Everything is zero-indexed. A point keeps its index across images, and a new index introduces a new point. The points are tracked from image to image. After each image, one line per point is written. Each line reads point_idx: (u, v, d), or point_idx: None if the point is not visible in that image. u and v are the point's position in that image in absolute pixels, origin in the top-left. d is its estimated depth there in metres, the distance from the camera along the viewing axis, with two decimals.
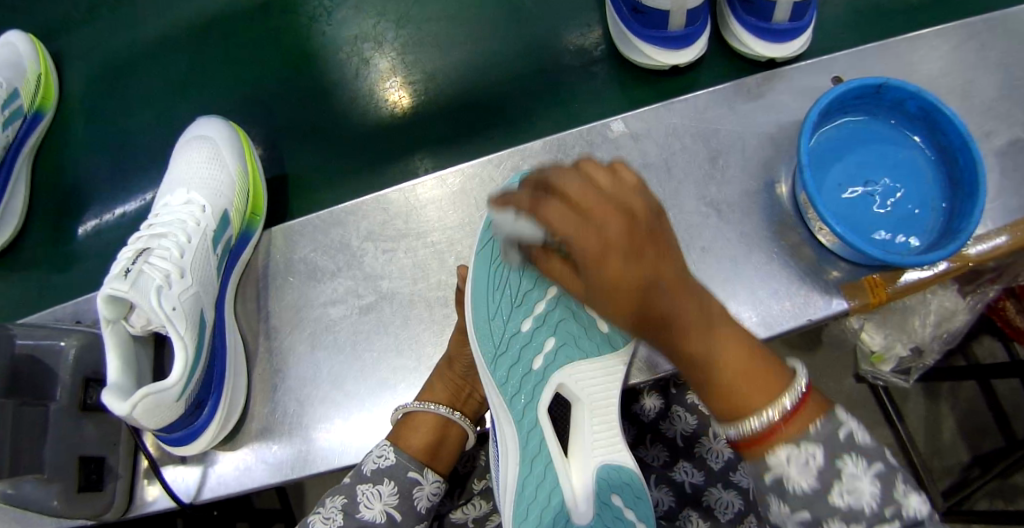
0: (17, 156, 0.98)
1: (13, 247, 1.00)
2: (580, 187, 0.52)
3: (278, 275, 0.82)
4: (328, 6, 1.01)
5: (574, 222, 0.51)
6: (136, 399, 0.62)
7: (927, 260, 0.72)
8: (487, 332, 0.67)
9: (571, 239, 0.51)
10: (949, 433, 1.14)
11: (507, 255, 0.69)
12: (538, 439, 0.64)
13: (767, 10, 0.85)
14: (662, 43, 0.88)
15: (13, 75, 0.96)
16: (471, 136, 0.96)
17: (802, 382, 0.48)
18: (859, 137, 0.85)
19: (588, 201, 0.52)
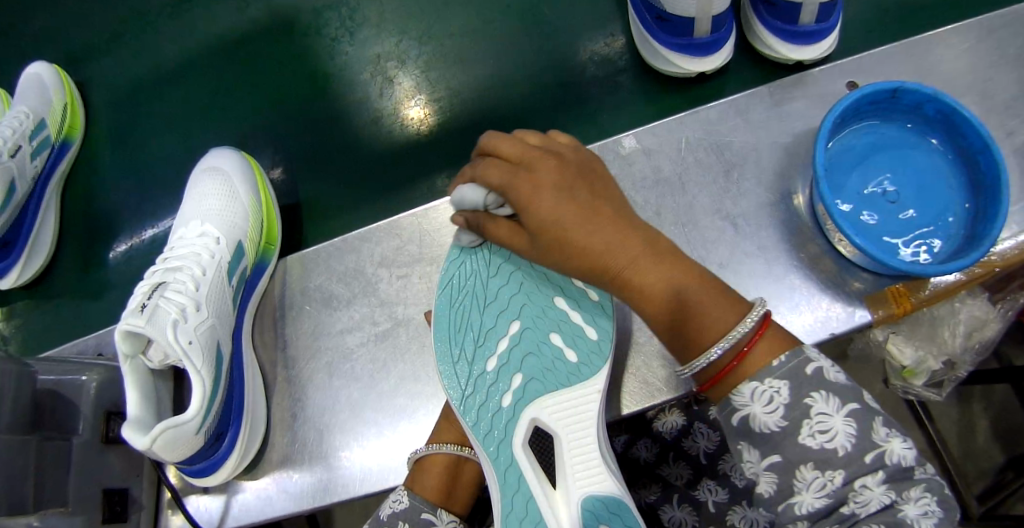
0: (45, 187, 1.00)
1: (41, 281, 1.00)
2: (512, 143, 0.61)
3: (295, 304, 0.82)
4: (349, 26, 1.02)
5: (512, 172, 0.60)
6: (155, 433, 0.63)
7: (951, 269, 0.70)
8: (453, 376, 0.67)
9: (504, 183, 0.59)
10: (983, 436, 1.11)
11: (466, 296, 0.69)
12: (517, 477, 0.62)
13: (794, 13, 0.83)
14: (691, 51, 0.87)
15: (39, 107, 0.97)
16: None
17: (761, 312, 0.55)
18: (878, 143, 0.83)
19: (521, 156, 0.61)
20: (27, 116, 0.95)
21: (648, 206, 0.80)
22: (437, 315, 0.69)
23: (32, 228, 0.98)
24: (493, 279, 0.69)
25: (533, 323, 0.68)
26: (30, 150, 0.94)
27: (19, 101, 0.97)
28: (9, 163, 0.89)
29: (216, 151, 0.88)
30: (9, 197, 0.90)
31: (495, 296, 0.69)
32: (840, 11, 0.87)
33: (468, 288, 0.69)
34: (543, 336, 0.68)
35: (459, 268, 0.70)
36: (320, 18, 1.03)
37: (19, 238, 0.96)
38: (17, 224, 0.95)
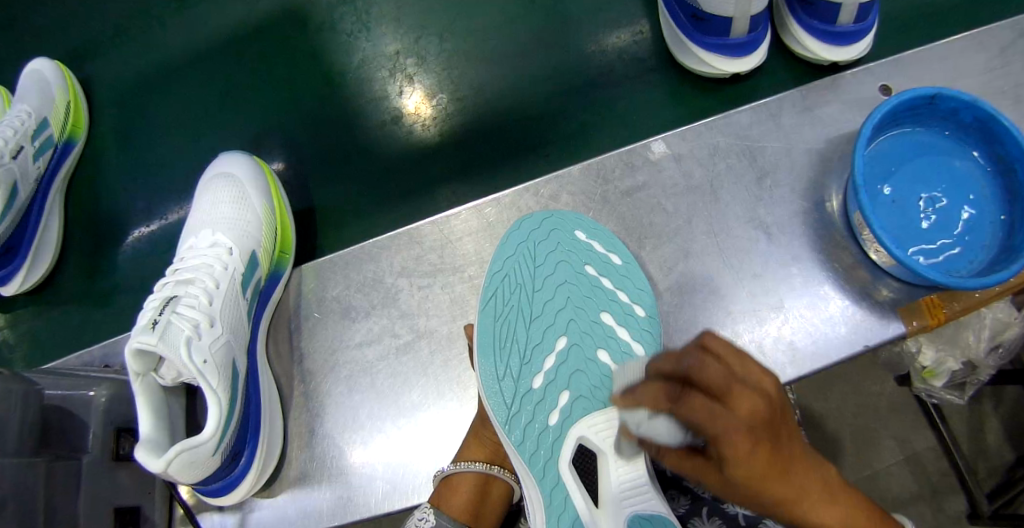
0: (49, 189, 0.96)
1: (45, 288, 0.97)
2: (725, 372, 0.42)
3: (311, 315, 0.79)
4: (366, 22, 0.98)
5: (721, 416, 0.41)
6: (170, 456, 0.60)
7: (991, 282, 0.68)
8: (498, 393, 0.64)
9: (721, 436, 0.41)
10: (995, 434, 1.04)
11: (510, 312, 0.68)
12: (563, 499, 0.58)
13: (831, 13, 0.81)
14: (725, 51, 0.85)
15: (41, 105, 0.93)
16: (523, 152, 0.92)
17: None
18: (913, 148, 0.81)
19: (728, 387, 0.42)
20: (28, 116, 0.91)
21: (678, 213, 0.78)
22: (481, 330, 0.67)
23: (36, 231, 0.94)
24: (538, 294, 0.69)
25: (579, 339, 0.67)
26: (33, 151, 0.91)
27: (22, 99, 0.93)
28: (10, 165, 0.86)
29: (225, 156, 0.84)
30: (12, 201, 0.86)
31: (541, 311, 0.68)
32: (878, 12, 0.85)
33: (512, 303, 0.68)
34: (590, 353, 0.66)
35: (503, 282, 0.68)
36: (335, 14, 0.99)
37: (23, 243, 0.92)
38: (20, 228, 0.92)
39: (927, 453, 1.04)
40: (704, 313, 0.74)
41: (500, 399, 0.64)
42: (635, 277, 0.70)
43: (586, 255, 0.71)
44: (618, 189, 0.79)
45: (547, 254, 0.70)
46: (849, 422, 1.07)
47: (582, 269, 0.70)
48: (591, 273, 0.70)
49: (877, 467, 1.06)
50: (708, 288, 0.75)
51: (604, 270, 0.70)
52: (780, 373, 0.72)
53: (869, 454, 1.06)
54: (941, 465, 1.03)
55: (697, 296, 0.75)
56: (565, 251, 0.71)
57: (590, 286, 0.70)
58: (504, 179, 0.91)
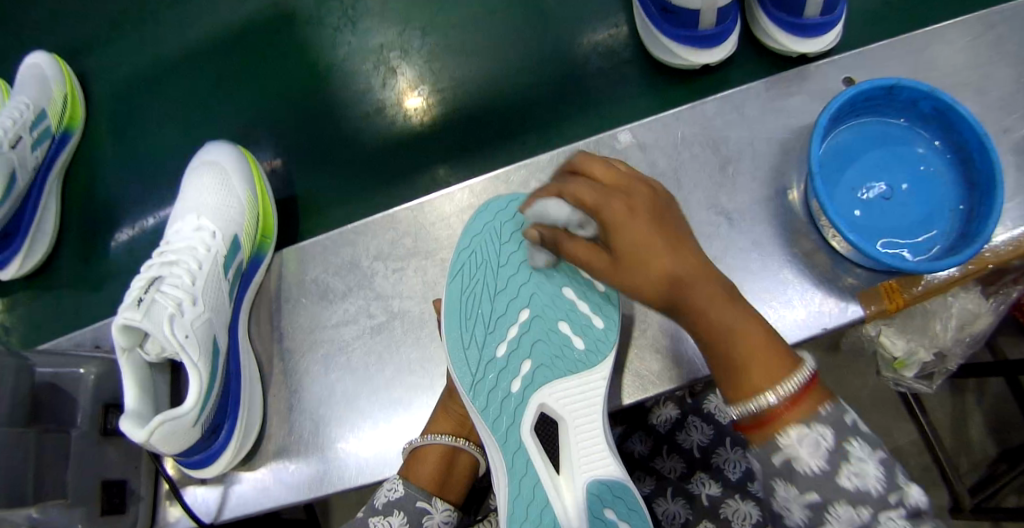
0: (47, 179, 0.99)
1: (42, 273, 1.00)
2: (608, 166, 0.59)
3: (290, 298, 0.83)
4: (352, 16, 1.01)
5: (596, 190, 0.57)
6: (153, 426, 0.63)
7: (944, 265, 0.70)
8: (463, 361, 0.66)
9: (598, 203, 0.56)
10: (976, 428, 1.12)
11: (477, 284, 0.70)
12: (524, 461, 0.62)
13: (799, 4, 0.84)
14: (691, 40, 0.87)
15: (40, 98, 0.97)
16: (504, 141, 0.95)
17: (807, 372, 0.53)
18: (872, 139, 0.84)
19: (611, 177, 0.58)
20: (27, 107, 0.94)
21: None
22: (448, 300, 0.69)
23: (33, 220, 0.97)
24: (503, 270, 0.70)
25: (541, 310, 0.70)
26: (31, 141, 0.94)
27: (21, 91, 0.97)
28: (9, 153, 0.89)
29: (211, 146, 0.88)
30: (10, 188, 0.90)
31: (506, 285, 0.70)
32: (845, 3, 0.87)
33: (478, 277, 0.70)
34: (551, 324, 0.69)
35: (470, 257, 0.70)
36: (322, 8, 1.02)
37: (19, 230, 0.96)
38: (17, 216, 0.95)
39: (909, 447, 1.13)
40: None
41: (464, 364, 0.66)
42: None
43: None
44: None
45: (514, 230, 0.71)
46: None
47: None
48: None
49: None
50: None
51: None
52: None
53: None
54: (922, 459, 1.12)
55: None
56: None
57: None
58: (483, 168, 0.95)
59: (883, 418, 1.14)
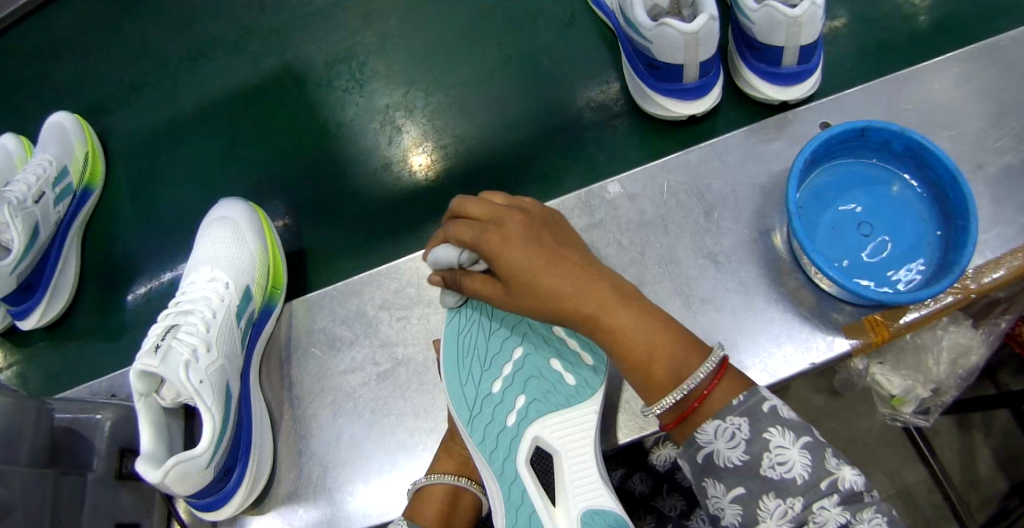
0: (67, 233, 1.05)
1: (61, 323, 1.05)
2: (481, 202, 0.63)
3: (300, 346, 0.86)
4: (360, 79, 1.08)
5: (475, 230, 0.61)
6: (167, 467, 0.66)
7: (923, 296, 0.73)
8: (461, 397, 0.70)
9: (478, 242, 0.61)
10: (985, 464, 1.13)
11: (473, 325, 0.73)
12: (521, 493, 0.65)
13: (776, 55, 0.87)
14: (679, 95, 0.91)
15: (62, 155, 1.03)
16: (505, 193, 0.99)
17: (716, 358, 0.60)
18: (851, 181, 0.88)
19: (487, 214, 0.62)
20: (50, 163, 1.00)
21: (633, 246, 0.85)
22: (445, 343, 0.73)
23: (54, 271, 1.02)
24: (498, 310, 0.73)
25: (533, 349, 0.72)
26: (53, 196, 1.00)
27: (44, 149, 1.04)
28: (32, 208, 0.95)
29: (225, 201, 0.93)
30: (33, 241, 0.95)
31: (500, 324, 0.73)
32: (821, 51, 0.91)
33: (474, 318, 0.73)
34: (543, 362, 0.72)
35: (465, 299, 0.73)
36: (331, 72, 1.08)
37: (42, 280, 1.00)
38: (40, 267, 1.00)
39: (918, 486, 1.13)
40: None
41: (462, 399, 0.70)
42: None
43: None
44: (578, 225, 0.86)
45: None
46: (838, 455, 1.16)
47: None
48: None
49: None
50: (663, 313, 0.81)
51: None
52: None
53: None
54: (933, 498, 1.13)
55: None
56: None
57: None
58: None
59: (890, 458, 1.15)
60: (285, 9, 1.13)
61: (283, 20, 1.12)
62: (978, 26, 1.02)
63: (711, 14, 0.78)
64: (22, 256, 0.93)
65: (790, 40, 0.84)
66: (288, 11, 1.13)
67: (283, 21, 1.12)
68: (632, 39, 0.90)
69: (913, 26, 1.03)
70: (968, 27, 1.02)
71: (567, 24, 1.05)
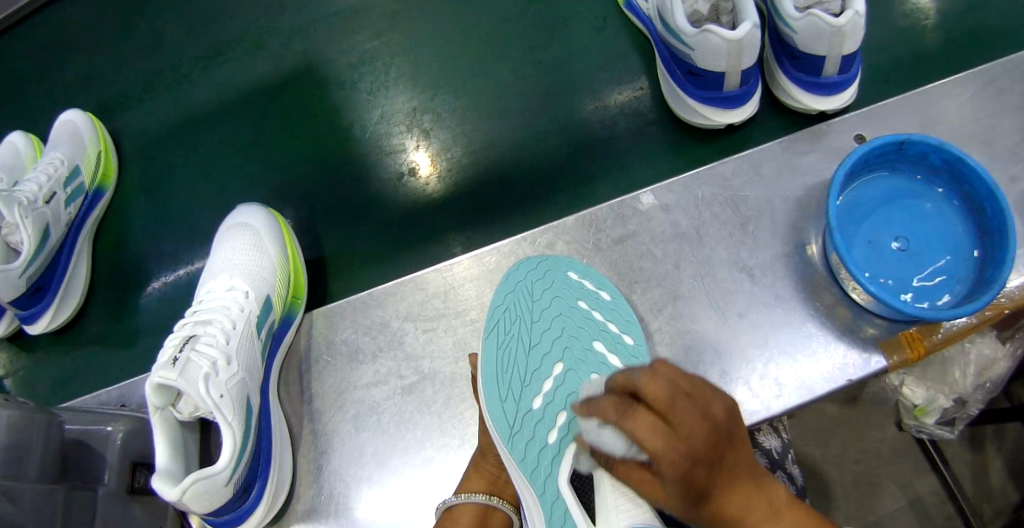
0: (79, 234, 1.01)
1: (70, 328, 1.02)
2: (669, 390, 0.49)
3: (320, 357, 0.84)
4: (384, 81, 1.05)
5: (657, 436, 0.48)
6: (186, 484, 0.63)
7: (963, 312, 0.72)
8: (501, 414, 0.67)
9: (659, 454, 0.48)
10: (997, 475, 1.11)
11: (512, 340, 0.72)
12: (563, 512, 0.62)
13: (817, 65, 0.86)
14: (719, 103, 0.89)
15: (73, 155, 1.00)
16: (534, 201, 0.97)
17: None
18: (888, 193, 0.86)
19: (675, 412, 0.48)
20: (61, 163, 0.98)
21: (667, 258, 0.82)
22: (484, 359, 0.71)
23: (64, 274, 0.99)
24: (536, 325, 0.73)
25: (574, 364, 0.71)
26: (64, 197, 0.97)
27: (55, 148, 1.01)
28: (44, 209, 0.92)
29: (244, 207, 0.90)
30: (43, 242, 0.92)
31: (540, 339, 0.72)
32: (859, 62, 0.90)
33: (512, 332, 0.72)
34: (584, 377, 0.70)
35: (504, 314, 0.73)
36: (354, 75, 1.06)
37: (52, 284, 0.97)
38: (51, 270, 0.96)
39: (930, 497, 1.10)
40: (696, 351, 0.78)
41: (506, 417, 0.67)
42: (624, 311, 0.75)
43: (577, 292, 0.75)
44: (611, 237, 0.84)
45: (543, 290, 0.75)
46: (851, 466, 1.13)
47: (574, 303, 0.75)
48: (583, 308, 0.75)
49: (880, 513, 1.11)
50: (698, 328, 0.79)
51: (594, 304, 0.75)
52: (767, 405, 0.76)
53: (871, 499, 1.12)
54: (945, 509, 1.10)
55: (687, 335, 0.79)
56: (559, 288, 0.75)
57: (583, 318, 0.74)
58: (512, 225, 0.96)
59: (903, 469, 1.12)
60: (306, 8, 1.10)
61: (305, 19, 1.10)
62: (1013, 36, 1.00)
63: (754, 21, 0.78)
64: (32, 259, 0.90)
65: (833, 49, 0.83)
66: (309, 11, 1.10)
67: (305, 21, 1.10)
68: (671, 45, 0.89)
69: (949, 36, 1.01)
70: (1002, 38, 1.00)
71: (599, 28, 1.02)
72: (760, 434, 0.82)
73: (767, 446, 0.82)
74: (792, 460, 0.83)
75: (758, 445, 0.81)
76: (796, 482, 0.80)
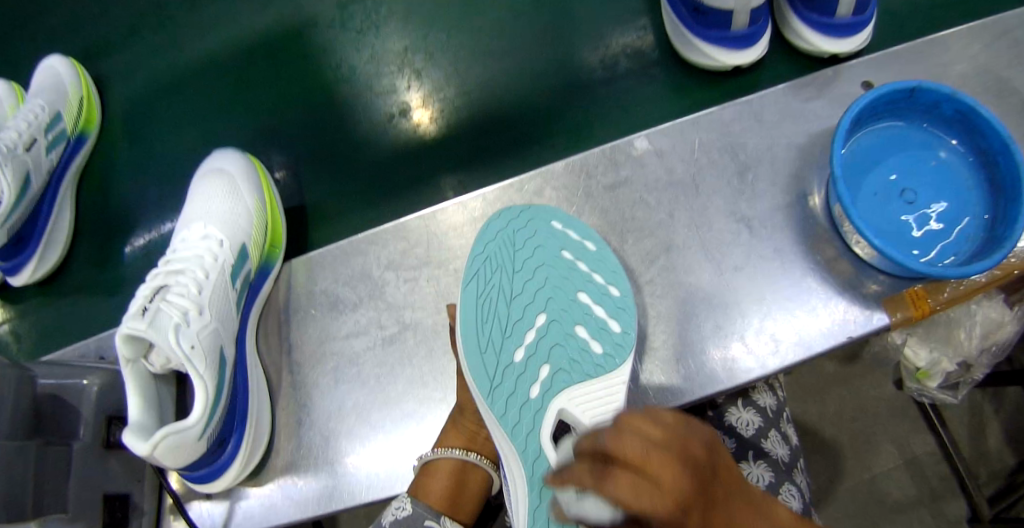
0: (61, 183, 0.97)
1: (55, 278, 0.98)
2: (642, 447, 0.44)
3: (300, 307, 0.81)
4: (374, 21, 1.00)
5: (642, 493, 0.41)
6: (157, 438, 0.61)
7: (973, 271, 0.68)
8: (481, 366, 0.63)
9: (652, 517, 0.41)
10: (995, 439, 1.09)
11: (493, 289, 0.66)
12: (544, 470, 0.60)
13: (831, 4, 0.82)
14: (725, 43, 0.85)
15: (55, 101, 0.95)
16: (530, 144, 0.93)
17: None
18: (895, 144, 0.82)
19: (652, 462, 0.42)
20: (42, 109, 0.93)
21: (660, 207, 0.79)
22: (462, 309, 0.65)
23: (48, 223, 0.95)
24: (518, 274, 0.67)
25: (558, 315, 0.67)
26: (45, 144, 0.92)
27: (36, 94, 0.95)
28: (24, 156, 0.88)
29: (220, 153, 0.87)
30: (25, 189, 0.88)
31: (522, 288, 0.67)
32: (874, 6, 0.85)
33: (493, 281, 0.66)
34: (569, 329, 0.66)
35: (485, 263, 0.67)
36: (343, 14, 1.00)
37: (35, 233, 0.94)
38: (31, 219, 0.93)
39: (926, 457, 1.10)
40: (686, 304, 0.75)
41: (486, 371, 0.63)
42: (611, 262, 0.70)
43: (561, 241, 0.70)
44: (602, 183, 0.80)
45: (526, 238, 0.70)
46: (847, 423, 1.12)
47: (559, 253, 0.69)
48: (567, 258, 0.70)
49: (875, 470, 1.10)
50: (692, 280, 0.76)
51: (580, 254, 0.70)
52: (762, 363, 0.73)
53: (866, 456, 1.11)
54: (940, 469, 1.09)
55: (679, 288, 0.76)
56: (543, 236, 0.70)
57: (568, 268, 0.69)
58: (508, 173, 0.92)
59: (900, 427, 1.11)
60: None
61: None
62: None
63: None
64: (13, 207, 0.86)
65: None
66: None
67: None
68: None
69: None
70: None
71: None
72: (754, 392, 0.78)
73: (762, 404, 0.77)
74: (786, 418, 0.79)
75: (752, 403, 0.77)
76: (790, 440, 0.76)
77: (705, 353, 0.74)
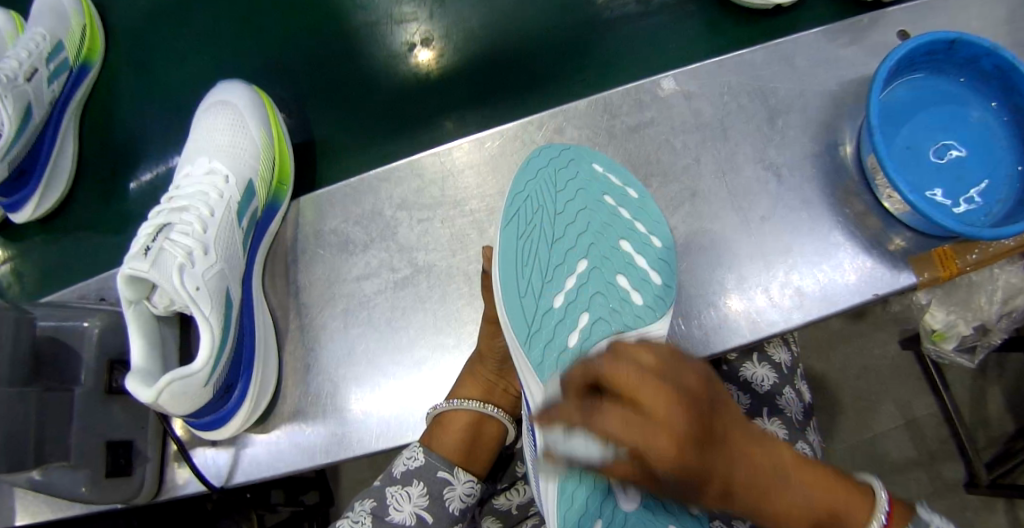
0: (63, 115, 0.93)
1: (55, 216, 0.95)
2: (638, 373, 0.40)
3: (308, 248, 0.78)
4: None
5: (633, 432, 0.38)
6: (161, 385, 0.58)
7: (1004, 233, 0.65)
8: (519, 310, 0.61)
9: (643, 447, 0.38)
10: (996, 404, 1.08)
11: (533, 233, 0.64)
12: None
13: None
14: None
15: (56, 28, 0.90)
16: (554, 75, 0.89)
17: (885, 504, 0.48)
18: (929, 97, 0.78)
19: (643, 392, 0.39)
20: (43, 38, 0.88)
21: (687, 151, 0.76)
22: (501, 252, 0.63)
23: (50, 155, 0.91)
24: (560, 218, 0.65)
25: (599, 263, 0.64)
26: (47, 74, 0.87)
27: (37, 20, 0.91)
28: (24, 86, 0.83)
29: (224, 86, 0.83)
30: (26, 122, 0.83)
31: (564, 233, 0.65)
32: None
33: (534, 224, 0.65)
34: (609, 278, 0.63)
35: (525, 204, 0.65)
36: None
37: (37, 166, 0.89)
38: (35, 153, 0.88)
39: (927, 419, 1.09)
40: (708, 255, 0.73)
41: (525, 316, 0.61)
42: (652, 210, 0.68)
43: (603, 186, 0.68)
44: (626, 124, 0.77)
45: (567, 181, 0.67)
46: (851, 382, 1.11)
47: (601, 197, 0.67)
48: (609, 203, 0.67)
49: (876, 430, 1.10)
50: (715, 229, 0.73)
51: (622, 201, 0.68)
52: (786, 317, 0.71)
53: (870, 417, 1.10)
54: (943, 432, 1.08)
55: (702, 237, 0.73)
56: (583, 182, 0.68)
57: (608, 213, 0.66)
58: (528, 107, 0.89)
59: (905, 387, 1.10)
60: None
61: None
62: None
63: None
64: (15, 140, 0.81)
65: None
66: None
67: None
68: None
69: None
70: None
71: None
72: (769, 347, 0.75)
73: (776, 359, 0.75)
74: (799, 376, 0.76)
75: (766, 358, 0.75)
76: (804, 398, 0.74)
77: (725, 305, 0.71)
